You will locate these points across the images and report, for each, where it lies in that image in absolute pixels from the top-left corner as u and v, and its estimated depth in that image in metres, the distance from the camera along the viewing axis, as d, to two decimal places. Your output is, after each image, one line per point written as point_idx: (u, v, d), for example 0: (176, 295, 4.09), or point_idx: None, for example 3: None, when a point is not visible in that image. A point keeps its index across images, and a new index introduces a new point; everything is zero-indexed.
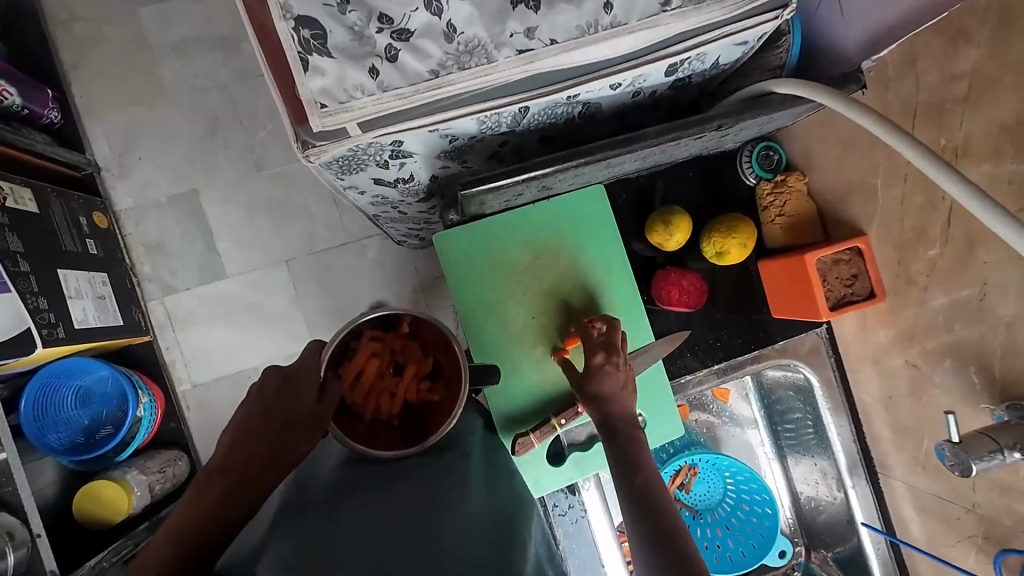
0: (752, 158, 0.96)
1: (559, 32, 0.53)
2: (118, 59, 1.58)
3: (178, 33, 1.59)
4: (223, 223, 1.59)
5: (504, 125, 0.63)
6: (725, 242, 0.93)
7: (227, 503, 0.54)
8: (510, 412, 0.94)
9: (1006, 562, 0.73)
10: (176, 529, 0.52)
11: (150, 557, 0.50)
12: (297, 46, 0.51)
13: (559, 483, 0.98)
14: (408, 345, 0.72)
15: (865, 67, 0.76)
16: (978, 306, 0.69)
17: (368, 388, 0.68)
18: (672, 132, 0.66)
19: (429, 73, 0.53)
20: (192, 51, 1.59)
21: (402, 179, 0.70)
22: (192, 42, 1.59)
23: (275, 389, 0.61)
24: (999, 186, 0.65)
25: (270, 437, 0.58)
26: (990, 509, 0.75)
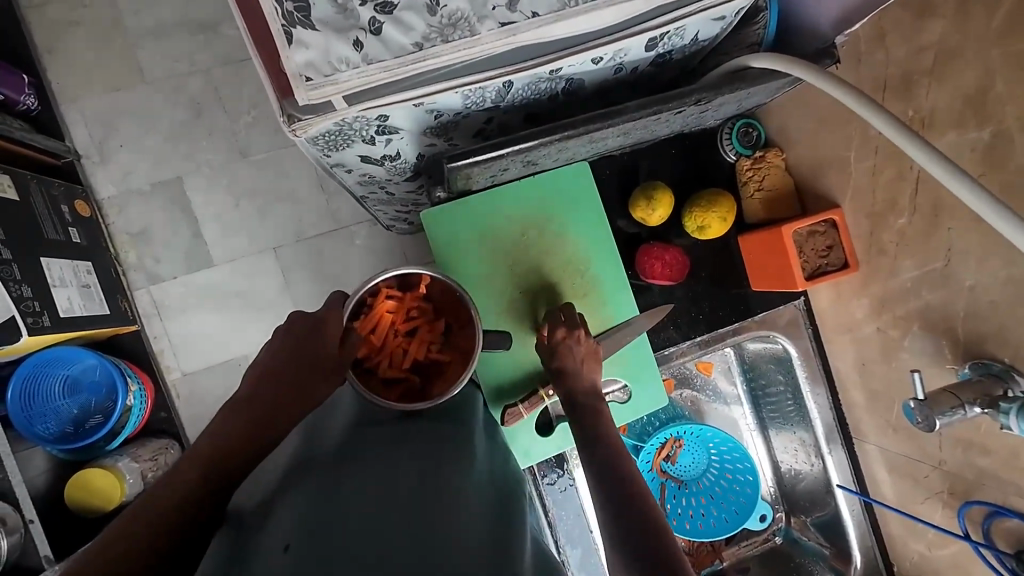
0: (733, 134, 0.98)
1: (540, 5, 0.53)
2: (94, 43, 1.54)
3: (156, 16, 1.56)
4: (209, 211, 1.58)
5: (489, 100, 0.64)
6: (705, 217, 0.95)
7: (258, 432, 0.62)
8: (499, 384, 0.96)
9: (969, 513, 0.78)
10: (204, 451, 0.58)
11: (182, 470, 0.56)
12: (281, 19, 0.52)
13: (547, 452, 1.01)
14: (423, 306, 0.79)
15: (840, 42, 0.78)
16: (943, 272, 0.73)
17: (382, 343, 0.76)
18: (653, 106, 0.67)
19: (413, 46, 0.53)
20: (171, 34, 1.56)
21: (389, 157, 0.71)
22: (171, 25, 1.56)
23: (303, 332, 0.71)
24: (961, 155, 0.68)
25: (296, 376, 0.67)
26: (955, 465, 0.79)
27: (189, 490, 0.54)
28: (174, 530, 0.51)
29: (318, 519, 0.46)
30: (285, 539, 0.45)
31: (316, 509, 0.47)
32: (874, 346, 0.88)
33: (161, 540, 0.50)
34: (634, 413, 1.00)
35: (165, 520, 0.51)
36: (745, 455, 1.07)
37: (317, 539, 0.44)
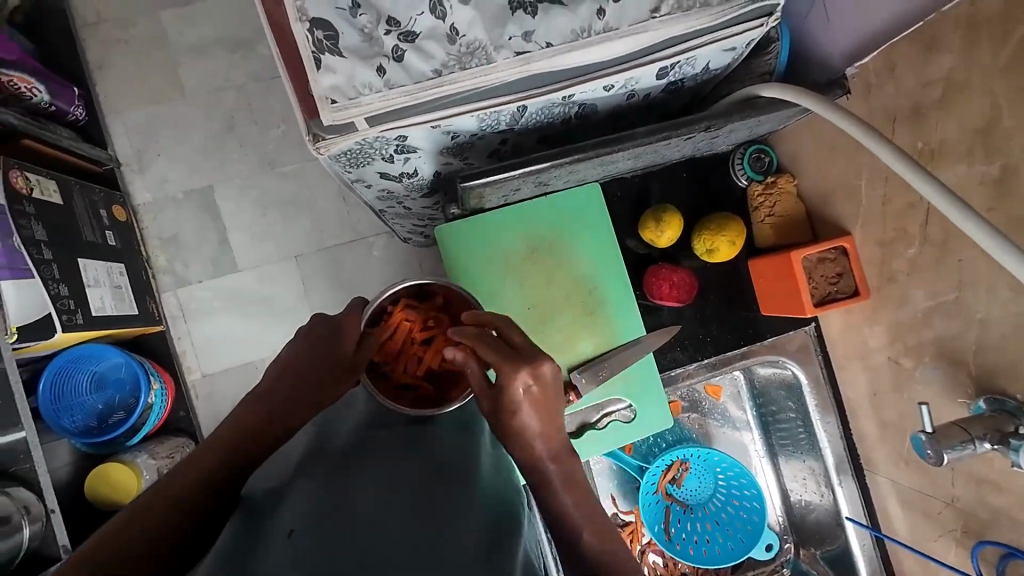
0: (744, 159, 0.99)
1: (554, 36, 0.56)
2: (139, 58, 1.63)
3: (197, 34, 1.65)
4: (236, 219, 1.65)
5: (504, 123, 0.67)
6: (714, 240, 0.96)
7: (274, 428, 0.65)
8: None
9: (983, 554, 0.76)
10: (223, 440, 0.61)
11: (201, 456, 0.59)
12: (311, 46, 0.56)
13: None
14: (441, 315, 0.80)
15: (848, 74, 0.80)
16: (955, 303, 0.72)
17: (398, 349, 0.77)
18: (663, 131, 0.69)
19: (431, 73, 0.56)
20: (210, 51, 1.65)
21: (407, 174, 0.74)
22: (210, 43, 1.65)
23: (323, 335, 0.73)
24: (971, 187, 0.68)
25: (315, 375, 0.70)
26: (968, 503, 0.77)
27: (203, 479, 0.56)
28: (188, 519, 0.53)
29: (327, 513, 0.48)
30: (291, 524, 0.47)
31: (327, 503, 0.49)
32: (885, 376, 0.86)
33: (175, 526, 0.52)
34: (639, 433, 0.99)
35: (180, 506, 0.53)
36: (752, 482, 1.05)
37: (325, 532, 0.46)
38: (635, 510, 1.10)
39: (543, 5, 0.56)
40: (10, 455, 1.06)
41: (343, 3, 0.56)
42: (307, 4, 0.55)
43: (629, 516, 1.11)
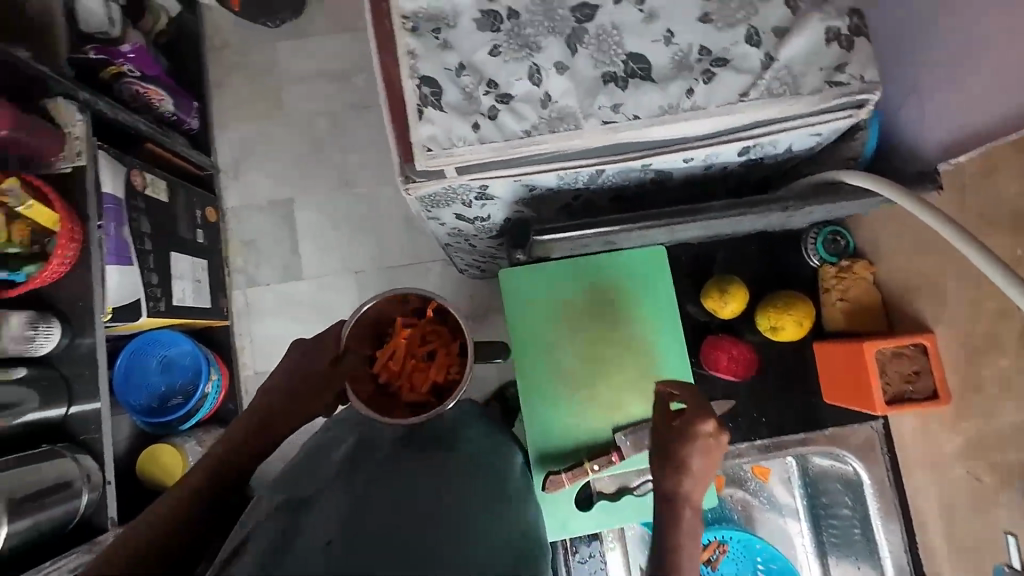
0: (818, 240, 0.97)
1: (642, 109, 0.59)
2: (251, 80, 1.83)
3: (304, 64, 1.83)
4: (310, 231, 1.78)
5: (580, 182, 0.70)
6: (780, 318, 0.93)
7: (266, 436, 0.71)
8: (546, 449, 0.95)
9: None
10: (225, 443, 0.69)
11: (207, 457, 0.67)
12: (417, 99, 0.61)
13: (586, 529, 0.97)
14: (437, 329, 0.81)
15: (942, 169, 0.78)
16: None
17: (398, 366, 0.77)
18: (740, 207, 0.70)
19: (522, 132, 0.60)
20: (313, 80, 1.83)
21: (481, 217, 0.78)
22: (314, 73, 1.83)
23: (298, 356, 0.77)
24: None
25: (298, 391, 0.74)
26: None
27: (215, 467, 0.67)
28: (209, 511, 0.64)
29: (357, 527, 0.57)
30: (328, 535, 0.55)
31: (348, 515, 0.59)
32: (963, 488, 0.79)
33: (195, 514, 0.63)
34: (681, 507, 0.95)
35: (198, 495, 0.64)
36: None
37: (348, 544, 0.54)
38: None
39: (634, 80, 0.60)
40: (83, 424, 1.16)
41: (451, 65, 0.61)
42: (419, 63, 0.61)
43: None
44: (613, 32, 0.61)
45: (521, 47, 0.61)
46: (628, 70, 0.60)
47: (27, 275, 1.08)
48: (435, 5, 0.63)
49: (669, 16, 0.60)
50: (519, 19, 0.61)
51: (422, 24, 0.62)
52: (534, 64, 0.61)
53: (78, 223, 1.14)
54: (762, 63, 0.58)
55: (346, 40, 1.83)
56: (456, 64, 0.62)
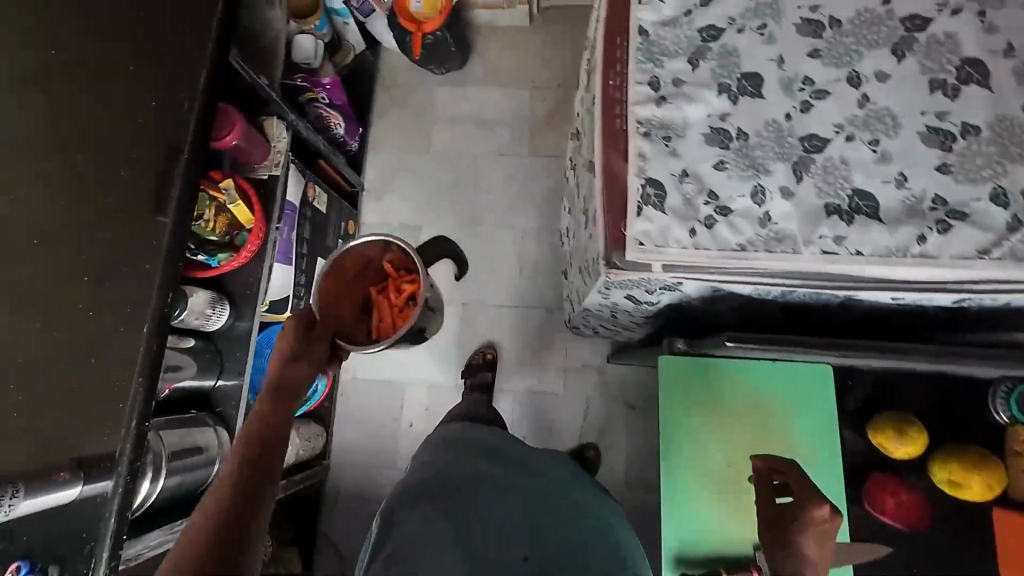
0: (1010, 398, 1.02)
1: (867, 247, 0.66)
2: (406, 116, 2.04)
3: (457, 109, 2.03)
4: (430, 258, 1.92)
5: (769, 291, 0.73)
6: (964, 475, 0.97)
7: (291, 401, 0.79)
8: (685, 547, 0.95)
9: None
10: (262, 419, 0.74)
11: (247, 429, 0.72)
12: (639, 197, 0.67)
13: None
14: (398, 273, 1.17)
15: None
16: None
17: (381, 306, 1.14)
18: (912, 359, 0.93)
19: (737, 245, 0.64)
20: (462, 125, 2.01)
21: (650, 302, 0.82)
22: (464, 118, 2.02)
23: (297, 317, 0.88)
24: None
25: (302, 356, 0.84)
26: None
27: (255, 446, 0.69)
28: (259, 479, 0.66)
29: (535, 544, 0.87)
30: (522, 553, 0.86)
31: (528, 537, 0.88)
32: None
33: (250, 483, 0.65)
34: None
35: (251, 470, 0.66)
36: None
37: (539, 554, 0.86)
38: None
39: (859, 218, 0.67)
40: (224, 398, 1.28)
41: (675, 171, 0.67)
42: (647, 166, 0.68)
43: None
44: (840, 166, 0.69)
45: (750, 166, 0.68)
46: (854, 204, 0.67)
47: (219, 262, 1.25)
48: (668, 115, 0.70)
49: (902, 162, 0.70)
50: (750, 141, 0.68)
51: (654, 130, 0.69)
52: (758, 184, 0.67)
53: (264, 226, 1.30)
54: (981, 227, 0.67)
55: (499, 95, 2.02)
56: (681, 171, 0.67)
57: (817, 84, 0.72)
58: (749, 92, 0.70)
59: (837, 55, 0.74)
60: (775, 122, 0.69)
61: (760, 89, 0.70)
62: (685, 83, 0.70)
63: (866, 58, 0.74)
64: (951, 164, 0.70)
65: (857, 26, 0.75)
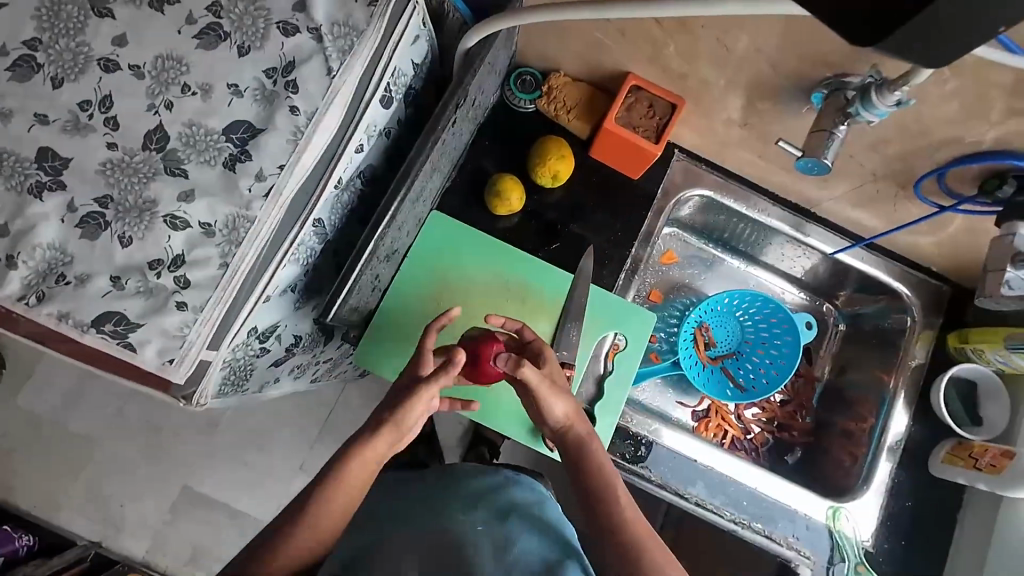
0: (513, 91, 0.84)
1: (279, 157, 0.58)
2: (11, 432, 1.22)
3: (45, 371, 1.25)
4: (234, 489, 1.23)
5: (318, 244, 0.68)
6: (549, 166, 0.80)
7: None
8: (531, 422, 0.78)
9: (925, 190, 0.72)
10: None
11: None
12: (114, 340, 0.56)
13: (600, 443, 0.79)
14: None
15: None
16: (728, 55, 0.66)
17: None
18: (486, 175, 0.85)
19: (220, 269, 0.58)
20: (70, 380, 1.25)
21: (294, 344, 0.75)
22: (63, 376, 1.25)
23: None
24: None
25: None
26: (885, 168, 0.70)
27: None
28: None
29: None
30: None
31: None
32: (749, 138, 0.79)
33: None
34: (636, 359, 0.83)
35: None
36: (768, 298, 0.93)
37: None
38: (704, 396, 0.96)
39: (250, 144, 0.58)
40: None
41: (106, 287, 0.56)
42: (81, 314, 0.56)
43: (705, 404, 0.96)
44: (195, 128, 0.58)
45: (139, 216, 0.57)
46: (237, 142, 0.58)
47: None
48: (33, 261, 0.56)
49: (220, 74, 0.58)
50: (113, 197, 0.57)
51: (41, 285, 0.56)
52: (163, 216, 0.57)
53: None
54: (314, 39, 0.59)
55: None
56: (110, 281, 0.56)
57: (92, 96, 0.57)
58: (59, 165, 0.56)
59: (68, 65, 0.57)
60: (107, 161, 0.57)
61: (61, 155, 0.56)
62: (6, 222, 0.55)
63: (89, 37, 0.57)
64: (240, 34, 0.58)
65: (44, 26, 0.57)
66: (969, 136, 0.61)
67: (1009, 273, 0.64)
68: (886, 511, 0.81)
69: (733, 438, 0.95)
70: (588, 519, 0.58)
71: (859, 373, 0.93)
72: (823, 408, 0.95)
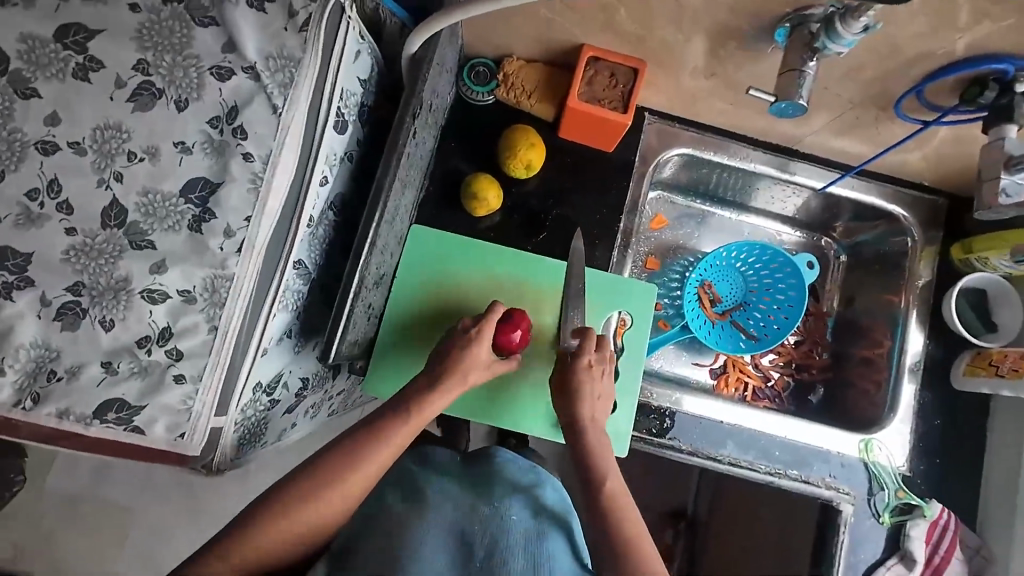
0: (468, 86, 0.81)
1: (243, 208, 0.56)
2: (42, 515, 1.16)
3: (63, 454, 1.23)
4: None
5: (304, 285, 0.66)
6: (521, 157, 0.78)
7: None
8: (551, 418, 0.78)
9: (907, 108, 0.69)
10: None
11: None
12: (121, 426, 0.55)
13: (627, 422, 0.79)
14: None
15: None
16: (682, 9, 0.63)
17: None
18: (458, 177, 0.83)
19: (210, 334, 0.56)
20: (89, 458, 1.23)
21: (303, 386, 0.74)
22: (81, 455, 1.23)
23: None
24: None
25: None
26: (863, 94, 0.68)
27: None
28: None
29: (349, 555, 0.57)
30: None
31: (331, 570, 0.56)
32: (718, 88, 0.76)
33: None
34: (645, 334, 0.82)
35: None
36: (765, 245, 0.92)
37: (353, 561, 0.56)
38: (718, 353, 0.95)
39: (211, 201, 0.56)
40: None
41: (100, 374, 0.55)
42: (82, 407, 0.55)
43: (721, 360, 0.95)
44: (150, 195, 0.55)
45: (115, 297, 0.55)
46: (197, 201, 0.56)
47: None
48: (19, 363, 0.54)
49: (163, 134, 0.55)
50: (84, 283, 0.55)
51: (34, 386, 0.55)
52: (140, 292, 0.55)
53: None
54: (251, 78, 0.56)
55: None
56: (102, 368, 0.55)
57: (37, 183, 0.54)
58: (21, 261, 0.54)
59: (3, 154, 0.53)
60: (69, 247, 0.54)
61: (19, 250, 0.54)
62: None
63: (19, 121, 0.54)
64: (174, 88, 0.55)
65: None
66: (943, 48, 0.59)
67: (1003, 180, 0.61)
68: (916, 433, 0.81)
69: (755, 388, 0.94)
70: (591, 515, 0.64)
71: (868, 300, 0.92)
72: (837, 341, 0.95)
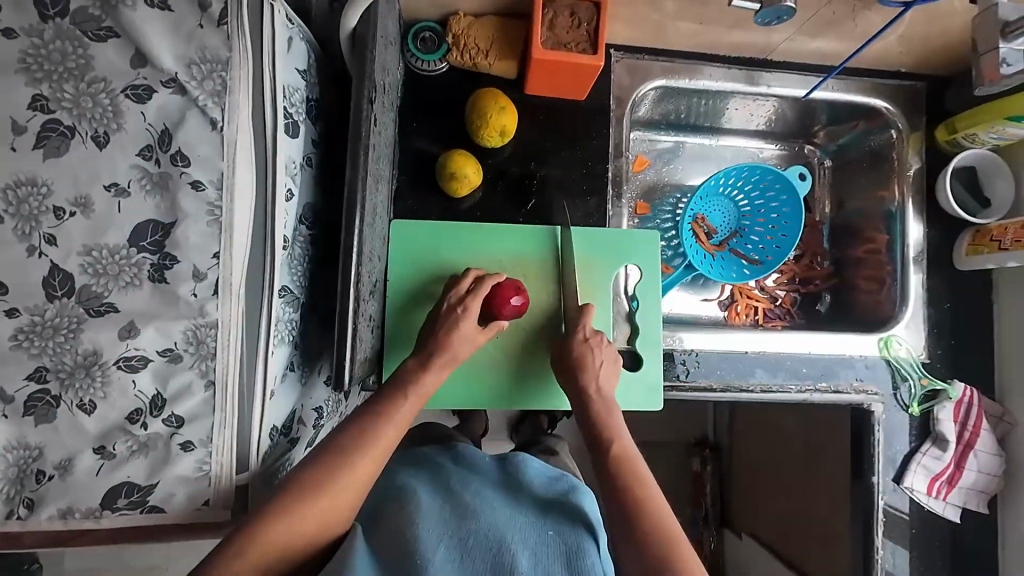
0: (416, 57, 0.73)
1: (208, 244, 0.49)
2: None
3: None
4: None
5: (294, 313, 0.60)
6: (492, 124, 0.72)
7: None
8: None
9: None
10: None
11: None
12: (140, 509, 0.50)
13: (656, 373, 0.78)
14: None
15: None
16: None
17: None
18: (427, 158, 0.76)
19: (208, 390, 0.51)
20: None
21: (318, 416, 0.70)
22: None
23: None
24: None
25: None
26: None
27: None
28: None
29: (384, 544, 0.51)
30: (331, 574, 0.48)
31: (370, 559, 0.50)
32: None
33: None
34: (655, 282, 0.79)
35: None
36: (755, 166, 0.89)
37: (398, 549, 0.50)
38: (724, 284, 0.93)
39: (168, 244, 0.49)
40: None
41: (97, 461, 0.49)
42: (89, 501, 0.49)
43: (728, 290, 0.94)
44: (95, 252, 0.47)
45: (88, 374, 0.48)
46: (152, 248, 0.48)
47: None
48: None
49: (87, 178, 0.47)
50: (47, 368, 0.47)
51: (25, 492, 0.49)
52: (115, 364, 0.48)
53: None
54: (177, 93, 0.48)
55: None
56: (98, 454, 0.49)
57: None
58: None
59: None
60: (16, 331, 0.47)
61: None
62: None
63: None
64: (87, 122, 0.47)
65: None
66: None
67: (1002, 50, 0.59)
68: (929, 319, 0.83)
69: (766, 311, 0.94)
70: (606, 490, 0.61)
71: (861, 200, 0.91)
72: (835, 247, 0.95)
